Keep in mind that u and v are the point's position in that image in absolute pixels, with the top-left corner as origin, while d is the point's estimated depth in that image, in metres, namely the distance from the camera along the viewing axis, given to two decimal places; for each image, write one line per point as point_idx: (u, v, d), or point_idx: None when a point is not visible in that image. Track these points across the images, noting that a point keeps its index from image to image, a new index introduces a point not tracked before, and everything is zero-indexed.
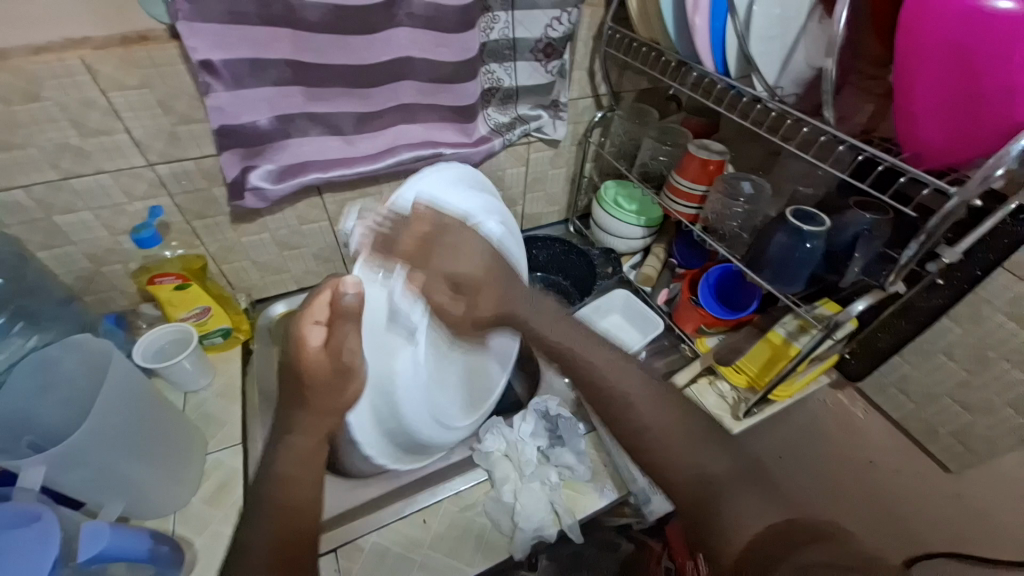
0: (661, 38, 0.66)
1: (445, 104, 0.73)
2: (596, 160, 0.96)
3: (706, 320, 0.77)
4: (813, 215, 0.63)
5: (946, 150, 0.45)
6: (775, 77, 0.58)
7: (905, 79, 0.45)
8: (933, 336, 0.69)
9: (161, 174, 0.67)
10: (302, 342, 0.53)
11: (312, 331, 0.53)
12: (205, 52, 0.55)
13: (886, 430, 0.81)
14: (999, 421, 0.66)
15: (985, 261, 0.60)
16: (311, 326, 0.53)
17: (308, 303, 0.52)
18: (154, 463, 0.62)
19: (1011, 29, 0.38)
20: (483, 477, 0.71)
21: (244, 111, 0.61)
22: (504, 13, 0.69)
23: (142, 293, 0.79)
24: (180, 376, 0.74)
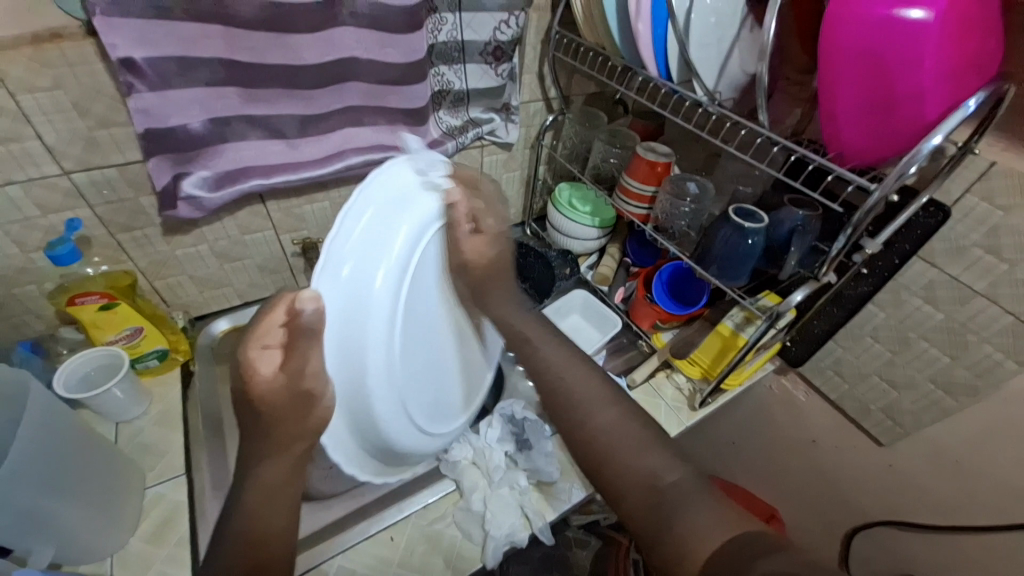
0: (607, 44, 0.67)
1: (393, 106, 0.72)
2: (549, 163, 0.97)
3: (661, 316, 0.80)
4: (752, 212, 0.67)
5: (866, 150, 0.49)
6: (713, 82, 0.60)
7: (828, 83, 0.48)
8: (861, 321, 0.75)
9: (79, 183, 0.61)
10: (250, 367, 0.51)
11: (261, 355, 0.51)
12: (125, 50, 0.51)
13: (825, 410, 0.87)
14: (921, 396, 0.73)
15: (902, 251, 0.67)
16: (260, 351, 0.51)
17: (259, 324, 0.50)
18: (86, 502, 0.56)
19: (921, 38, 0.43)
20: (450, 488, 0.70)
21: (174, 113, 0.57)
22: (451, 15, 0.69)
23: (62, 315, 0.72)
24: (110, 405, 0.68)
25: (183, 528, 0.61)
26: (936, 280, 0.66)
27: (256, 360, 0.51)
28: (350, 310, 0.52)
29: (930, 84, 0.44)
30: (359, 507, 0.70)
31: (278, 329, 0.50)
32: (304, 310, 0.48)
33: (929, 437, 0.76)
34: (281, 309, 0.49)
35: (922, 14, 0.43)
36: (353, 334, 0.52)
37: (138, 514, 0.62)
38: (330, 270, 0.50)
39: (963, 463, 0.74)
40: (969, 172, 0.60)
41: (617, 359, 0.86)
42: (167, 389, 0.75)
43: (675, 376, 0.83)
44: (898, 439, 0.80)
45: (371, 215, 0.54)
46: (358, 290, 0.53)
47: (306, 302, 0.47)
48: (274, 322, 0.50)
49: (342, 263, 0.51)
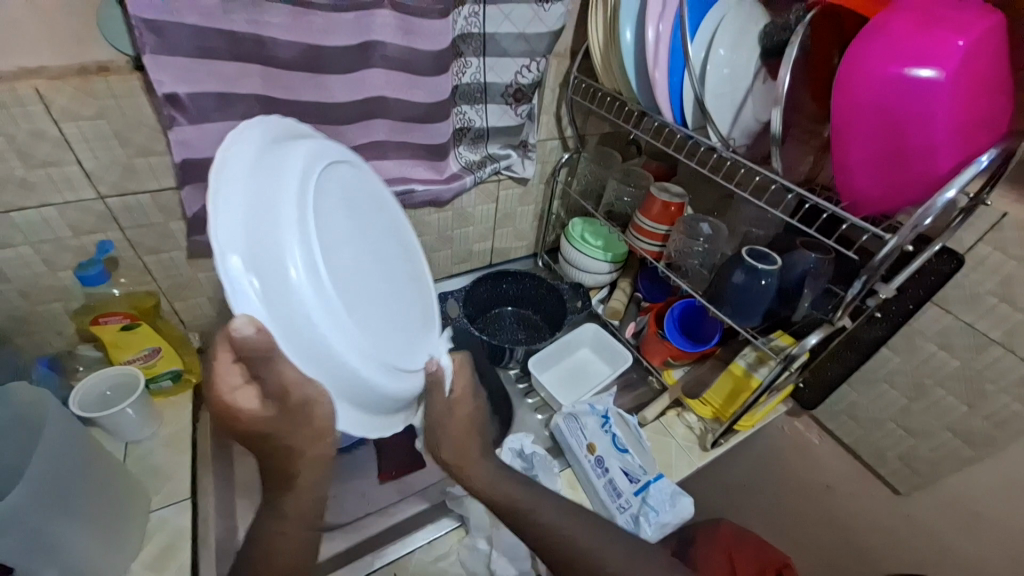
0: (625, 89, 0.70)
1: (417, 142, 0.74)
2: (563, 198, 0.99)
3: (672, 353, 0.80)
4: (765, 254, 0.68)
5: (879, 200, 0.51)
6: (728, 129, 0.62)
7: (840, 137, 0.49)
8: (875, 365, 0.75)
9: (112, 207, 0.63)
10: (228, 409, 0.47)
11: (238, 397, 0.47)
12: (170, 86, 0.54)
13: (839, 455, 0.86)
14: (939, 444, 0.72)
15: (915, 296, 0.67)
16: (232, 394, 0.47)
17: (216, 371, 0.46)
18: (92, 524, 0.56)
19: (931, 97, 0.45)
20: (456, 523, 0.69)
21: (210, 144, 0.60)
22: (476, 59, 0.72)
23: (82, 333, 0.73)
24: (121, 425, 0.68)
25: (186, 556, 0.61)
26: (951, 327, 0.66)
27: (232, 401, 0.47)
28: (284, 310, 0.43)
29: (941, 140, 0.46)
30: (364, 539, 0.69)
31: (236, 365, 0.46)
32: (244, 335, 0.41)
33: (947, 488, 0.75)
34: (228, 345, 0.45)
35: (933, 73, 0.44)
36: (301, 324, 0.43)
37: (141, 539, 0.61)
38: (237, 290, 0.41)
39: (985, 517, 0.72)
40: (980, 222, 0.61)
41: (626, 395, 0.86)
42: (178, 411, 0.75)
43: (686, 415, 0.82)
44: (915, 489, 0.78)
45: (239, 215, 0.43)
46: (275, 288, 0.43)
47: (241, 327, 0.41)
48: (226, 363, 0.46)
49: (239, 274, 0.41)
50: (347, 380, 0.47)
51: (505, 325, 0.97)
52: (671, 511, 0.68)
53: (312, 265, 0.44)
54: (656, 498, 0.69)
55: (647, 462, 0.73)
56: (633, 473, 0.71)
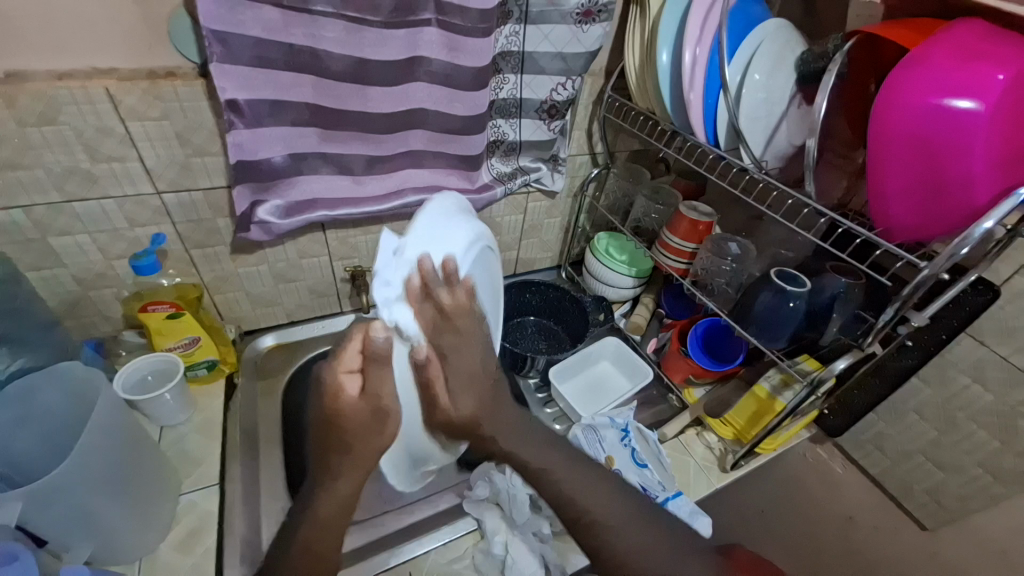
0: (658, 109, 0.71)
1: (452, 152, 0.77)
2: (590, 213, 1.01)
3: (695, 370, 0.80)
4: (796, 276, 0.68)
5: (914, 228, 0.51)
6: (760, 150, 0.63)
7: (876, 165, 0.50)
8: (905, 395, 0.74)
9: (167, 203, 0.67)
10: (336, 392, 0.50)
11: (347, 380, 0.51)
12: (231, 93, 0.58)
13: (863, 485, 0.84)
14: (969, 481, 0.70)
15: (949, 326, 0.65)
16: (346, 375, 0.51)
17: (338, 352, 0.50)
18: (129, 503, 0.59)
19: (970, 127, 0.45)
20: (472, 527, 0.70)
21: (261, 147, 0.63)
22: (513, 75, 0.75)
23: (128, 320, 0.77)
24: (160, 410, 0.72)
25: (212, 539, 0.63)
26: (986, 359, 0.65)
27: (340, 384, 0.50)
28: (401, 343, 0.49)
29: (979, 171, 0.46)
30: (381, 536, 0.70)
31: (358, 355, 0.50)
32: (376, 339, 0.48)
33: (977, 527, 0.72)
34: (358, 337, 0.50)
35: (972, 104, 0.45)
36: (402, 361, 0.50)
37: (171, 521, 0.64)
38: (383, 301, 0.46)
39: (1016, 560, 0.69)
40: (1018, 255, 0.60)
41: (645, 411, 0.86)
42: (211, 399, 0.79)
43: (705, 434, 0.82)
44: (943, 525, 0.76)
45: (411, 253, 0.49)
46: (408, 329, 0.49)
47: None
48: (353, 349, 0.50)
49: (398, 300, 0.47)
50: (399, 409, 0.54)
51: (527, 334, 0.98)
52: None
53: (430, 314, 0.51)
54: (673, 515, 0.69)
55: (666, 478, 0.73)
56: (652, 488, 0.71)
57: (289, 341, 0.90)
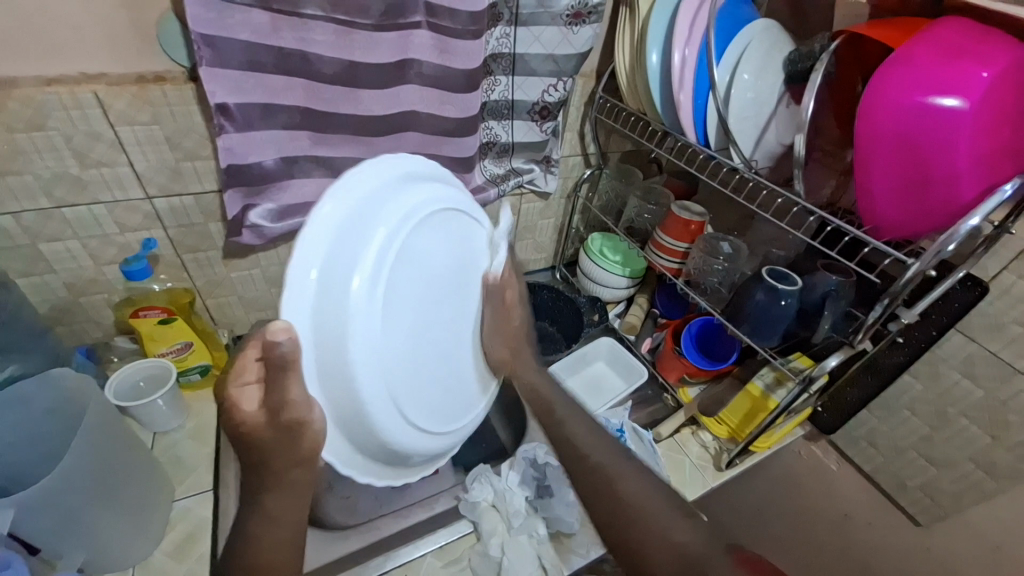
0: (648, 109, 0.71)
1: (445, 154, 0.77)
2: (583, 213, 1.01)
3: (688, 370, 0.81)
4: (786, 275, 0.69)
5: (901, 225, 0.51)
6: (750, 150, 0.64)
7: (864, 163, 0.50)
8: (896, 392, 0.74)
9: (158, 207, 0.67)
10: (232, 408, 0.44)
11: (241, 394, 0.43)
12: (222, 97, 0.57)
13: (858, 482, 0.84)
14: (962, 476, 0.71)
15: (938, 323, 0.66)
16: (242, 389, 0.44)
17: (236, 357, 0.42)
18: (121, 510, 0.58)
19: (955, 125, 0.46)
20: (468, 529, 0.70)
21: (252, 152, 0.63)
22: (505, 77, 0.75)
23: (119, 325, 0.77)
24: (152, 416, 0.71)
25: (206, 546, 0.63)
26: (976, 354, 0.65)
27: (237, 397, 0.43)
28: (323, 317, 0.44)
29: (964, 168, 0.46)
30: (376, 540, 0.70)
31: (257, 364, 0.43)
32: (278, 345, 0.39)
33: (970, 521, 0.73)
34: (255, 346, 0.42)
35: (956, 102, 0.45)
36: (333, 339, 0.44)
37: (164, 527, 0.63)
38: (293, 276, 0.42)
39: (1009, 552, 0.70)
40: (1005, 251, 0.60)
41: (642, 411, 0.85)
42: (204, 405, 0.78)
43: (701, 433, 0.82)
44: (937, 521, 0.76)
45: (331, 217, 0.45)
46: (334, 300, 0.44)
47: (276, 334, 0.39)
48: (249, 357, 0.43)
49: (308, 264, 0.43)
50: (345, 402, 0.46)
51: None
52: None
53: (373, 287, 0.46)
54: None
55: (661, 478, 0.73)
56: None
57: None
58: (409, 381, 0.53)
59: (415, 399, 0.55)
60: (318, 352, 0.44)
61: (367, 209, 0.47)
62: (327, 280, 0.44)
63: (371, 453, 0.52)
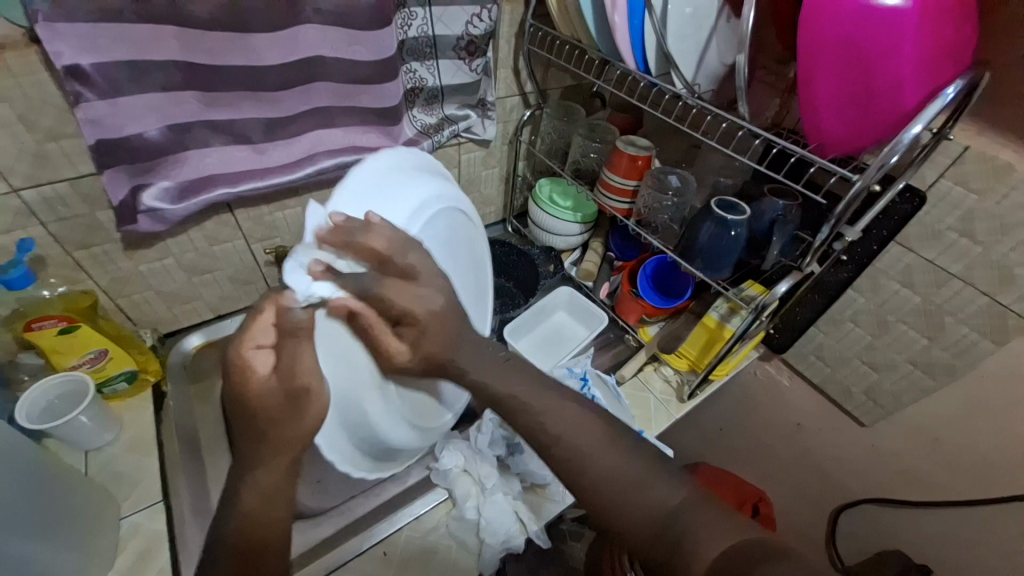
0: (583, 35, 0.65)
1: (365, 105, 0.69)
2: (528, 159, 0.95)
3: (647, 310, 0.81)
4: (735, 204, 0.67)
5: (845, 140, 0.49)
6: (692, 74, 0.60)
7: (807, 78, 0.47)
8: (841, 306, 0.77)
9: (29, 200, 0.57)
10: (244, 369, 0.48)
11: (255, 356, 0.48)
12: (71, 57, 0.47)
13: (808, 393, 0.89)
14: (901, 377, 0.75)
15: (879, 237, 0.68)
16: (253, 351, 0.48)
17: (247, 328, 0.46)
18: (58, 542, 0.53)
19: (898, 26, 0.43)
20: (443, 496, 0.69)
21: (129, 122, 0.53)
22: (421, 9, 0.66)
23: (18, 341, 0.67)
24: (77, 435, 0.64)
25: (166, 558, 0.59)
26: (913, 263, 0.67)
27: (250, 358, 0.48)
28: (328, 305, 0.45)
29: (908, 74, 0.44)
30: (352, 521, 0.68)
31: (268, 327, 0.47)
32: (290, 310, 0.44)
33: (908, 416, 0.79)
34: (269, 311, 0.45)
35: (898, 3, 0.43)
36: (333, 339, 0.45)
37: (115, 547, 0.59)
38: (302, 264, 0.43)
39: (943, 440, 0.76)
40: (942, 158, 0.60)
41: (604, 354, 0.86)
42: (139, 413, 0.71)
43: (663, 368, 0.83)
44: (879, 420, 0.82)
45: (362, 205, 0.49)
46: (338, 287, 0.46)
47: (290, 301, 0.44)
48: (265, 322, 0.46)
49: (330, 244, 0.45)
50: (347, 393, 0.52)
51: None
52: None
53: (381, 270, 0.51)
54: None
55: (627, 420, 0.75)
56: None
57: (220, 336, 0.83)
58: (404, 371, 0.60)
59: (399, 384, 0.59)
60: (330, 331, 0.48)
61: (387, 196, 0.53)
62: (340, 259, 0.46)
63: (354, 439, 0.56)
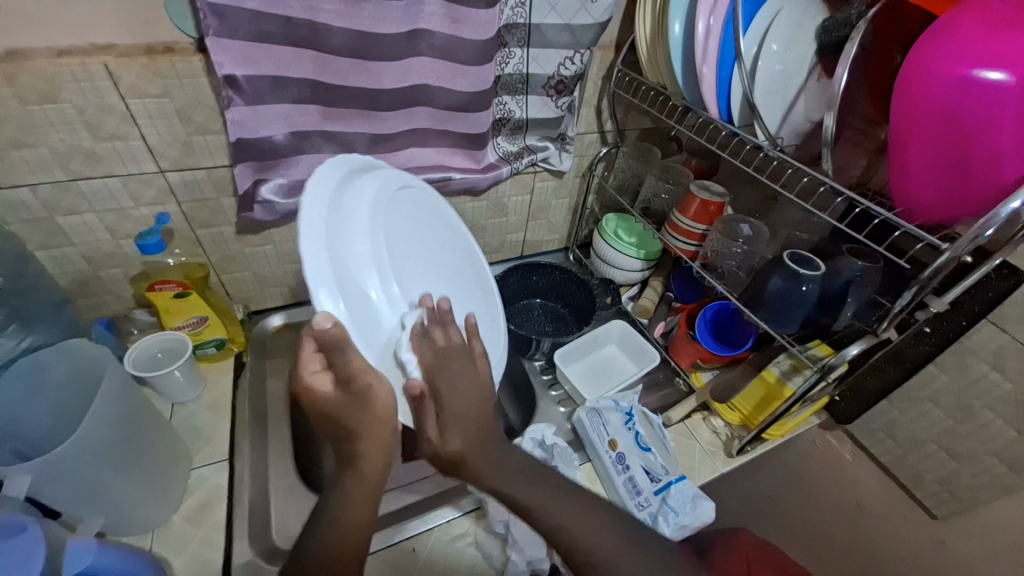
0: (669, 83, 0.68)
1: (457, 130, 0.75)
2: (598, 194, 0.98)
3: (701, 355, 0.79)
4: (808, 259, 0.66)
5: (936, 209, 0.48)
6: (776, 126, 0.60)
7: (897, 144, 0.47)
8: (920, 382, 0.72)
9: (171, 181, 0.67)
10: (309, 393, 0.50)
11: (317, 381, 0.50)
12: (230, 68, 0.56)
13: (873, 473, 0.83)
14: (984, 470, 0.69)
15: (969, 312, 0.63)
16: (311, 377, 0.50)
17: (297, 358, 0.49)
18: (139, 477, 0.60)
19: (1000, 99, 0.42)
20: (475, 506, 0.71)
21: (262, 125, 0.62)
22: (519, 49, 0.72)
23: (138, 298, 0.79)
24: (169, 387, 0.73)
25: (222, 513, 0.65)
26: (1006, 347, 0.62)
27: (312, 385, 0.50)
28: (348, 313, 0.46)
29: (1009, 146, 0.43)
30: (387, 512, 0.72)
31: (316, 354, 0.49)
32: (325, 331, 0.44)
33: (991, 517, 0.71)
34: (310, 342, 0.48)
35: (1003, 77, 0.42)
36: (364, 324, 0.48)
37: (182, 493, 0.65)
38: (317, 287, 0.44)
39: None
40: None
41: (652, 395, 0.85)
42: (220, 376, 0.80)
43: (712, 419, 0.81)
44: (954, 514, 0.75)
45: (324, 216, 0.47)
46: (358, 300, 0.48)
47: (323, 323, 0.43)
48: (309, 350, 0.49)
49: (319, 270, 0.45)
50: (397, 369, 0.52)
51: (533, 316, 0.98)
52: (691, 514, 0.67)
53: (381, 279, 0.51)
54: (676, 499, 0.68)
55: (669, 462, 0.73)
56: (655, 472, 0.71)
57: (296, 321, 0.91)
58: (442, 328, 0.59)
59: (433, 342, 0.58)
60: (361, 340, 0.48)
61: (323, 189, 0.49)
62: (338, 277, 0.47)
63: (419, 399, 0.56)
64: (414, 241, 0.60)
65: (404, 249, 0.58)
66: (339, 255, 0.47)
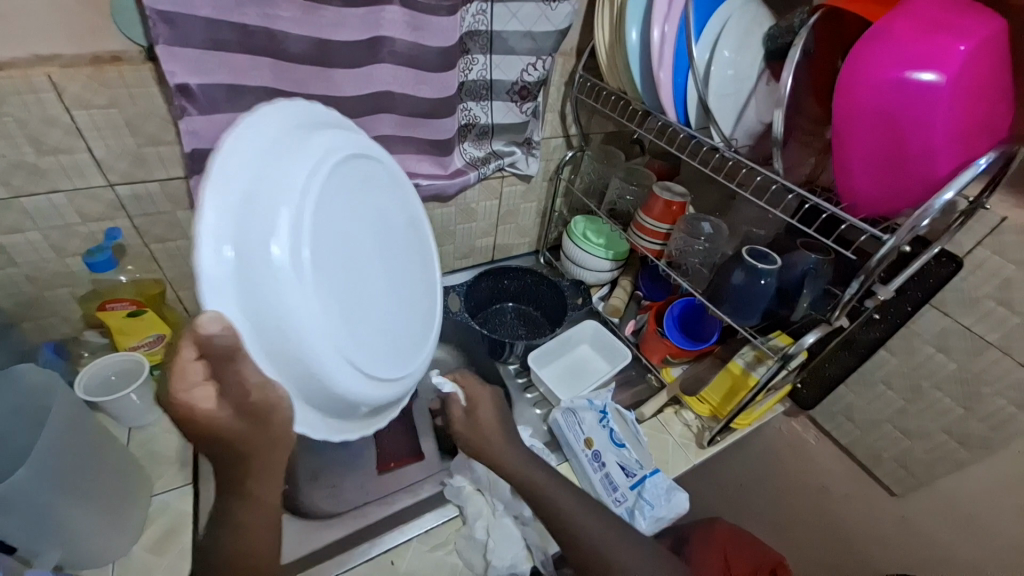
0: (628, 88, 0.70)
1: (422, 136, 0.75)
2: (566, 196, 1.00)
3: (671, 350, 0.82)
4: (766, 254, 0.69)
5: (877, 202, 0.51)
6: (730, 129, 0.63)
7: (842, 142, 0.50)
8: (873, 366, 0.76)
9: (121, 195, 0.64)
10: (184, 414, 0.39)
11: (196, 397, 0.39)
12: (183, 76, 0.55)
13: (836, 455, 0.87)
14: (935, 446, 0.73)
15: (913, 299, 0.67)
16: (188, 394, 0.39)
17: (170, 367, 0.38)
18: (96, 508, 0.57)
19: (930, 99, 0.45)
20: (453, 514, 0.70)
21: (219, 135, 0.60)
22: (482, 56, 0.73)
23: (89, 320, 0.74)
24: (125, 411, 0.69)
25: (187, 540, 0.61)
26: (948, 329, 0.67)
27: (188, 402, 0.39)
28: (252, 298, 0.41)
29: (940, 143, 0.46)
30: (364, 527, 0.70)
31: (198, 362, 0.39)
32: (212, 337, 0.38)
33: (944, 489, 0.75)
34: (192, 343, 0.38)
35: (934, 78, 0.45)
36: (267, 318, 0.42)
37: (144, 523, 0.62)
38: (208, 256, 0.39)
39: (979, 518, 0.73)
40: (979, 226, 0.61)
41: (625, 391, 0.87)
42: None
43: (684, 412, 0.83)
44: (911, 489, 0.79)
45: (242, 181, 0.42)
46: (261, 278, 0.41)
47: (210, 326, 0.38)
48: (187, 358, 0.38)
49: (219, 243, 0.40)
50: (306, 375, 0.45)
51: (506, 321, 0.99)
52: (666, 506, 0.69)
53: (296, 252, 0.44)
54: (651, 493, 0.70)
55: (644, 457, 0.74)
56: (631, 467, 0.72)
57: None
58: (364, 323, 0.54)
59: (356, 344, 0.51)
60: (260, 334, 0.42)
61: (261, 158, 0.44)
62: (243, 252, 0.41)
63: (329, 406, 0.49)
64: (350, 225, 0.54)
65: (340, 233, 0.52)
66: (250, 227, 0.41)
